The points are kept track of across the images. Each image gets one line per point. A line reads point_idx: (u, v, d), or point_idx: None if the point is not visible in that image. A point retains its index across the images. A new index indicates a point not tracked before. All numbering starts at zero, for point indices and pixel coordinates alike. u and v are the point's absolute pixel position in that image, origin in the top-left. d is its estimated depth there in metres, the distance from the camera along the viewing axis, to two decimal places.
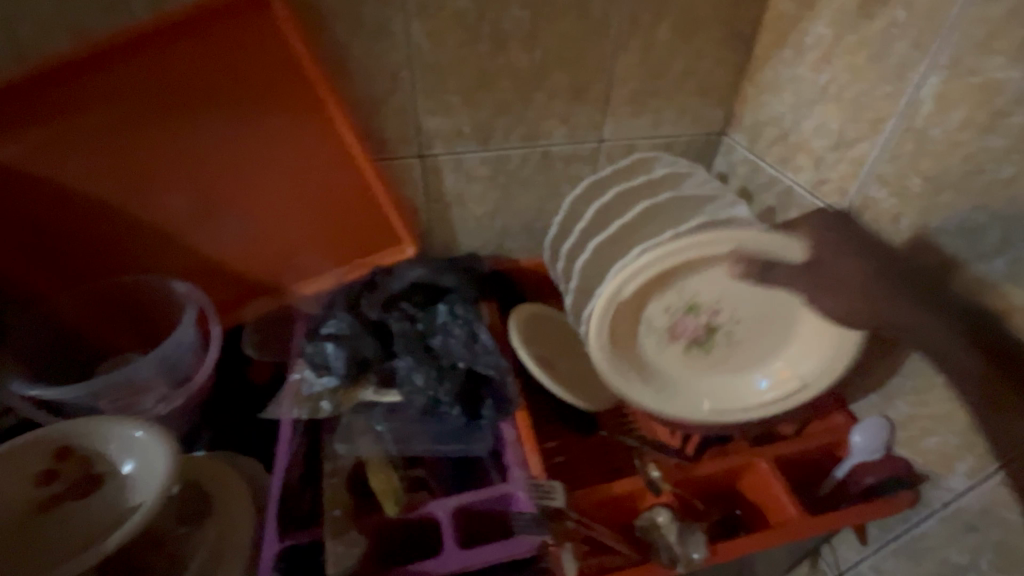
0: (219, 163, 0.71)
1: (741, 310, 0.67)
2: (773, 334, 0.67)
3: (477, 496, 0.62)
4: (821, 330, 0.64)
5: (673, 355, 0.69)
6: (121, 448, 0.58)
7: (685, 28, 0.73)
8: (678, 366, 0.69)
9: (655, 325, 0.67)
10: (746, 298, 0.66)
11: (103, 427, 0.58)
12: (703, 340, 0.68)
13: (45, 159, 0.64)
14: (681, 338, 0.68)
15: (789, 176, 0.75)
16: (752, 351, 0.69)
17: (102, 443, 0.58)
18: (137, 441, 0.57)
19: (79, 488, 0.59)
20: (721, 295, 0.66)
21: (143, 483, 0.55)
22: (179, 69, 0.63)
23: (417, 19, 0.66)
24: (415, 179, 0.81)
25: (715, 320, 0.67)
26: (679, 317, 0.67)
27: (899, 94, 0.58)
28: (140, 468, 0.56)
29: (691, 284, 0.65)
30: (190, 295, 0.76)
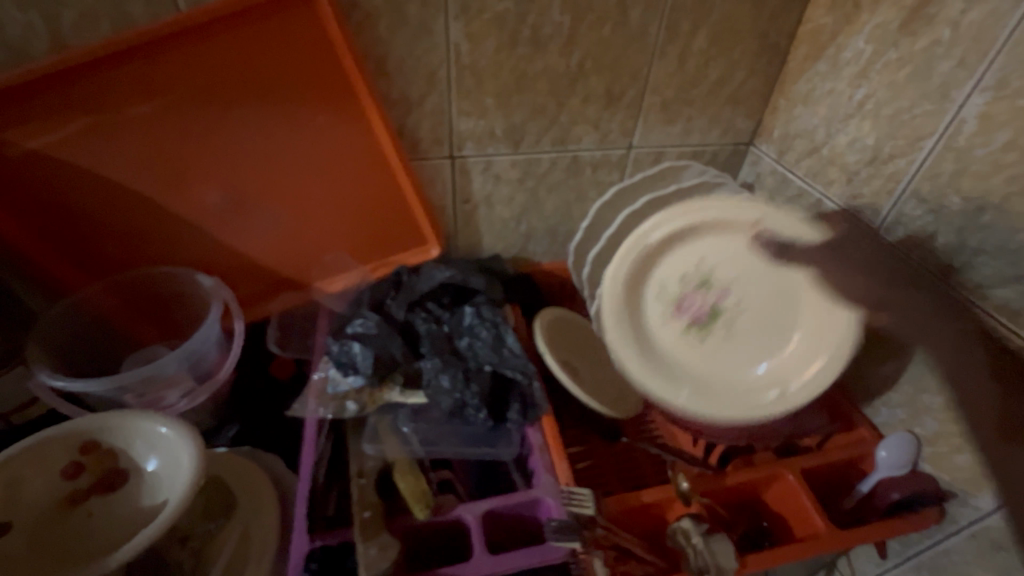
0: (254, 156, 0.71)
1: (747, 300, 0.69)
2: (774, 330, 0.67)
3: (505, 501, 0.62)
4: (815, 329, 0.64)
5: (671, 332, 0.70)
6: (146, 444, 0.56)
7: (722, 39, 0.73)
8: (676, 344, 0.70)
9: (666, 291, 0.70)
10: (755, 286, 0.68)
11: (127, 422, 0.56)
12: (704, 322, 0.69)
13: (83, 147, 0.64)
14: (685, 314, 0.70)
15: (819, 190, 0.75)
16: (754, 345, 0.68)
17: (126, 438, 0.57)
18: (162, 437, 0.55)
19: (106, 484, 0.57)
20: (734, 280, 0.69)
21: (170, 480, 0.54)
22: (221, 61, 0.62)
23: (458, 20, 0.65)
24: (445, 180, 0.81)
25: (721, 304, 0.69)
26: (689, 290, 0.70)
27: (940, 112, 0.58)
28: (167, 463, 0.55)
29: (708, 256, 0.70)
30: (216, 290, 0.75)
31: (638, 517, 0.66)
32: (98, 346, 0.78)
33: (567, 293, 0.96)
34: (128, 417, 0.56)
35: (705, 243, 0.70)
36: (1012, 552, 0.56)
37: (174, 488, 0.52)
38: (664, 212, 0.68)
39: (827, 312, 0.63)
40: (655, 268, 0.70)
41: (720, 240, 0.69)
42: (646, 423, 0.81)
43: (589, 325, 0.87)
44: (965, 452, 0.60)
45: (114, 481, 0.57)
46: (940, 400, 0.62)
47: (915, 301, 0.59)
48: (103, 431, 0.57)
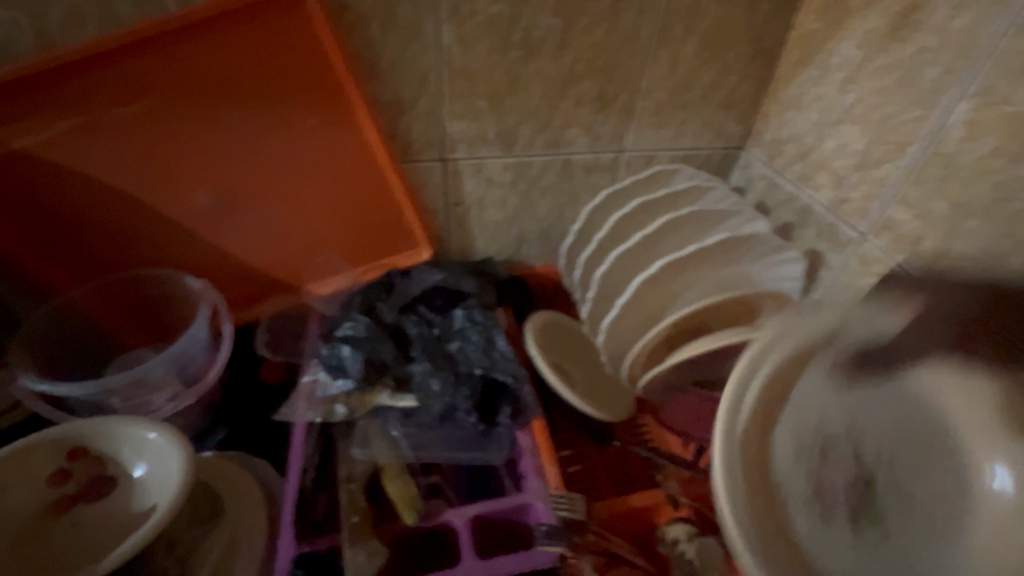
0: (243, 160, 0.70)
1: (880, 444, 0.56)
2: (922, 442, 0.54)
3: (494, 505, 0.62)
4: (972, 410, 0.52)
5: (839, 544, 0.53)
6: (134, 450, 0.55)
7: (713, 43, 0.74)
8: (849, 557, 0.52)
9: (797, 493, 0.54)
10: (888, 413, 0.56)
11: (114, 428, 0.55)
12: (863, 513, 0.54)
13: (69, 149, 0.63)
14: (836, 513, 0.54)
15: (809, 195, 0.75)
16: (912, 465, 0.54)
17: (114, 445, 0.56)
18: (150, 444, 0.55)
19: (94, 490, 0.57)
20: (849, 427, 0.57)
21: (159, 488, 0.53)
22: (210, 62, 0.62)
23: (449, 23, 0.65)
24: (436, 183, 0.81)
25: (863, 471, 0.56)
26: (815, 473, 0.56)
27: (927, 118, 0.59)
28: (156, 471, 0.54)
29: (806, 411, 0.57)
30: (205, 293, 0.74)
31: (629, 521, 0.66)
32: (85, 348, 0.77)
33: (558, 296, 0.96)
34: (115, 424, 0.55)
35: (794, 406, 0.56)
36: None
37: (163, 496, 0.52)
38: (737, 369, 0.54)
39: (967, 396, 0.53)
40: (767, 463, 0.54)
41: (806, 372, 0.56)
42: (637, 426, 0.80)
43: (580, 330, 0.86)
44: None
45: (104, 487, 0.56)
46: None
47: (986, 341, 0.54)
48: (89, 438, 0.56)
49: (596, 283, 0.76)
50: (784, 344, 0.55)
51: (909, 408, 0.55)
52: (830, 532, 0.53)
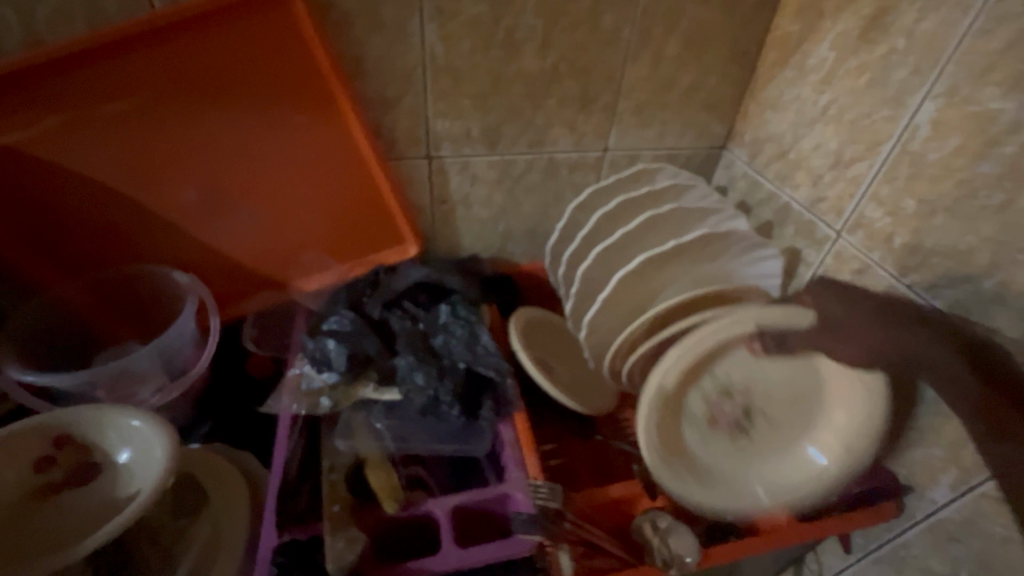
0: (231, 158, 0.72)
1: (771, 388, 0.68)
2: (808, 406, 0.67)
3: (475, 495, 0.63)
4: (846, 382, 0.64)
5: (718, 446, 0.69)
6: (119, 438, 0.57)
7: (693, 44, 0.75)
8: (726, 458, 0.69)
9: (695, 415, 0.68)
10: (786, 376, 0.68)
11: (102, 415, 0.57)
12: (743, 425, 0.69)
13: (58, 145, 0.64)
14: (722, 425, 0.69)
15: (787, 193, 0.77)
16: (793, 421, 0.68)
17: (100, 432, 0.57)
18: (136, 430, 0.56)
19: (79, 475, 0.57)
20: (750, 379, 0.68)
21: (140, 474, 0.54)
22: (198, 61, 0.63)
23: (433, 22, 0.66)
24: (422, 181, 0.82)
25: (749, 403, 0.68)
26: (716, 403, 0.68)
27: (897, 118, 0.60)
28: (139, 457, 0.55)
29: (721, 368, 0.67)
30: (192, 287, 0.75)
31: (607, 512, 0.67)
32: (71, 343, 0.77)
33: (545, 293, 0.98)
34: (102, 410, 0.56)
35: (712, 370, 0.67)
36: (966, 542, 0.58)
37: (145, 481, 0.52)
38: (659, 361, 0.62)
39: (859, 387, 0.63)
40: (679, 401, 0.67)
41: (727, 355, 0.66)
42: (619, 421, 0.81)
43: (564, 324, 0.88)
44: (922, 446, 0.62)
45: (86, 474, 0.57)
46: (900, 398, 0.64)
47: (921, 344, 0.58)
48: (74, 425, 0.57)
49: (577, 281, 0.77)
50: (715, 335, 0.61)
51: (804, 382, 0.68)
52: (715, 442, 0.69)
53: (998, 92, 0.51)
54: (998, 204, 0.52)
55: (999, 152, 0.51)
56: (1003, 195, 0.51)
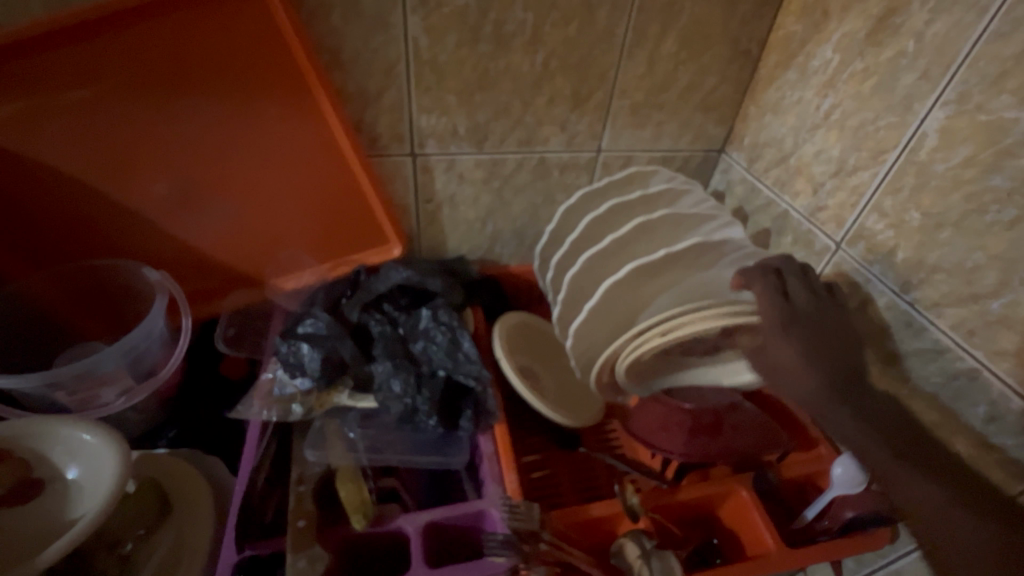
0: (204, 149, 0.68)
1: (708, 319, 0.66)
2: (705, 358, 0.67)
3: (448, 512, 0.60)
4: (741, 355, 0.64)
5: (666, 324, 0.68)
6: (67, 453, 0.54)
7: (692, 43, 0.72)
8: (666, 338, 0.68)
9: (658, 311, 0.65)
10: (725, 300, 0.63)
11: (50, 429, 0.54)
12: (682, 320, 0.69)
13: (18, 133, 0.61)
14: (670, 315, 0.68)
15: (786, 201, 0.73)
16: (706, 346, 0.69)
17: (47, 446, 0.54)
18: (87, 445, 0.54)
19: (16, 496, 0.53)
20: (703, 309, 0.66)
21: (88, 493, 0.52)
22: (165, 47, 0.60)
23: (416, 13, 0.63)
24: (406, 179, 0.79)
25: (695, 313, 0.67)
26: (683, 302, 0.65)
27: (903, 125, 0.57)
28: (87, 474, 0.53)
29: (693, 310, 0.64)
30: (162, 283, 0.71)
31: (588, 532, 0.64)
32: (39, 342, 0.75)
33: (534, 296, 0.95)
34: (53, 423, 0.54)
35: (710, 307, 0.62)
36: None
37: (93, 500, 0.50)
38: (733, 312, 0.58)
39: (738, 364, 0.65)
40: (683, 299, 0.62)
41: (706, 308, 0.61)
42: (606, 432, 0.79)
43: (550, 329, 0.85)
44: None
45: (24, 493, 0.53)
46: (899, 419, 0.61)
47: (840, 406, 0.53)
48: (23, 438, 0.54)
49: (565, 287, 0.73)
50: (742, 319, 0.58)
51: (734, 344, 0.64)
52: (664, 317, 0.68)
53: (1013, 100, 0.47)
54: (1008, 220, 0.49)
55: (1012, 165, 0.48)
56: (1014, 211, 0.48)
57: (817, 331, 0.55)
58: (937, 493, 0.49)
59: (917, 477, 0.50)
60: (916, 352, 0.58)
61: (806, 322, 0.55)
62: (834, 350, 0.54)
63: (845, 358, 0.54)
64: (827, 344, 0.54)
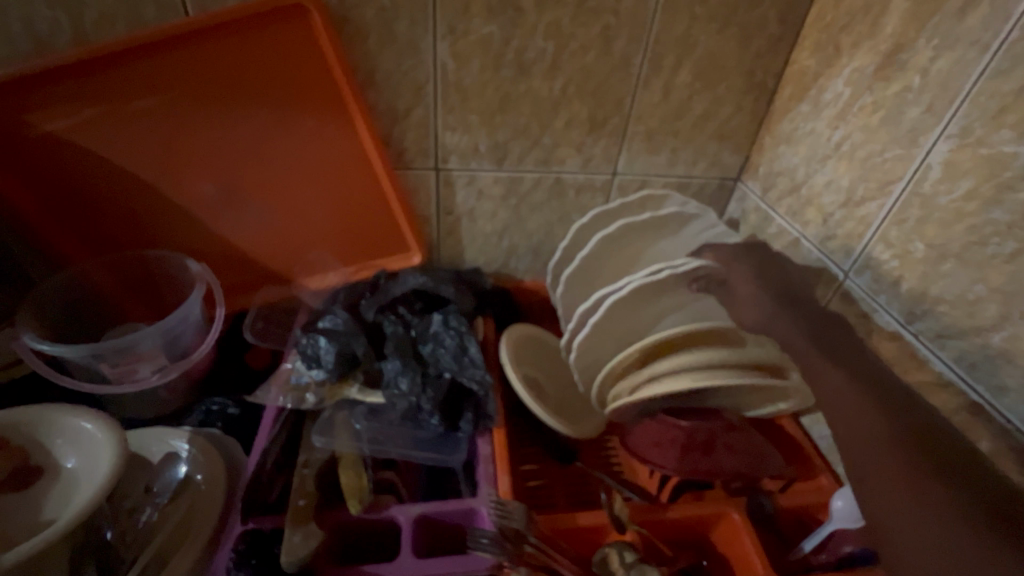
0: (247, 156, 0.76)
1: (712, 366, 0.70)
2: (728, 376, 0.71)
3: (440, 507, 0.63)
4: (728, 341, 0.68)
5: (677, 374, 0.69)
6: (69, 444, 0.57)
7: (707, 74, 0.75)
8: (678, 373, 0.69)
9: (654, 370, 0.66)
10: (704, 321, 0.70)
11: (53, 419, 0.57)
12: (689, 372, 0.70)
13: (93, 134, 0.70)
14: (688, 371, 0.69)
15: (797, 229, 0.74)
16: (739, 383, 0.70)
17: (53, 436, 0.57)
18: (87, 435, 0.56)
19: (20, 481, 0.57)
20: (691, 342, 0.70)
21: (83, 482, 0.53)
22: (221, 64, 0.68)
23: (445, 40, 0.69)
24: (429, 191, 0.84)
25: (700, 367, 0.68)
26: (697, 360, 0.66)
27: (909, 157, 0.58)
28: (84, 462, 0.55)
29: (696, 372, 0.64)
30: (201, 275, 0.78)
31: (572, 539, 0.65)
32: (90, 319, 0.82)
33: (546, 311, 0.97)
34: (54, 413, 0.57)
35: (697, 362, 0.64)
36: None
37: (85, 489, 0.51)
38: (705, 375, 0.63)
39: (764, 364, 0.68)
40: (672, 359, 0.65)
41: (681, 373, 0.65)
42: (604, 448, 0.80)
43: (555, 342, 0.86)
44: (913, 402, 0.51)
45: (25, 478, 0.57)
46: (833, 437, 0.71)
47: (768, 302, 0.62)
48: (36, 425, 0.58)
49: (575, 317, 0.74)
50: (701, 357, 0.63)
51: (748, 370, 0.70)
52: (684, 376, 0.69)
53: (1013, 135, 0.48)
54: (1010, 253, 0.49)
55: (1012, 199, 0.48)
56: (1014, 245, 0.48)
57: (793, 311, 0.61)
58: (907, 502, 0.46)
59: (865, 409, 0.50)
60: (919, 384, 0.58)
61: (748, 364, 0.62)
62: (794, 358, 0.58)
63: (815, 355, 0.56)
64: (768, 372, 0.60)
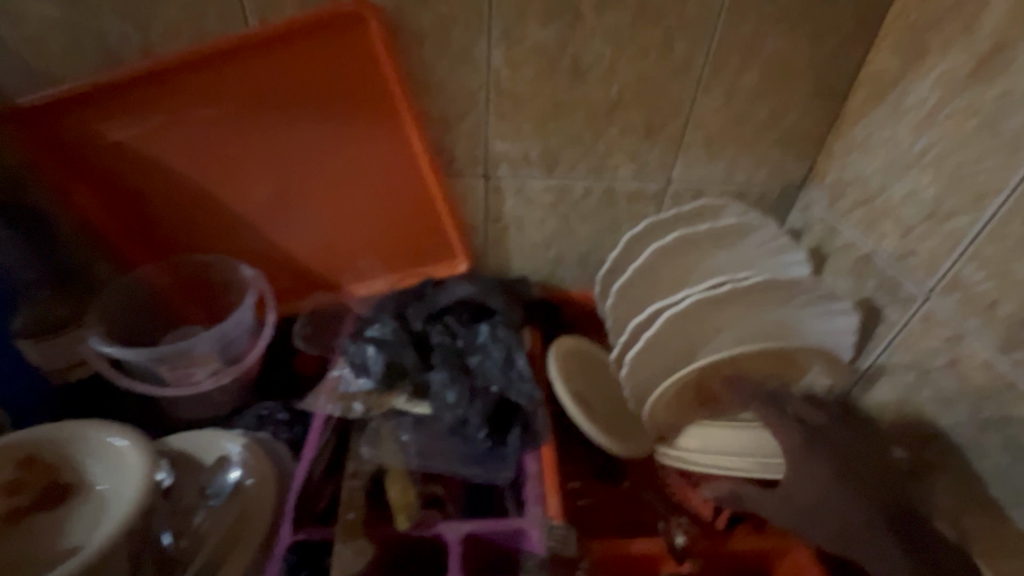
0: (300, 164, 0.76)
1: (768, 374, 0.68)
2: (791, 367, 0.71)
3: (489, 526, 0.62)
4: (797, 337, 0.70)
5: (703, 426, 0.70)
6: (99, 461, 0.58)
7: (773, 77, 0.70)
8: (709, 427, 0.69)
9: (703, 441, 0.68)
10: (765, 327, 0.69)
11: (82, 436, 0.58)
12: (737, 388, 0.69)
13: (157, 143, 0.72)
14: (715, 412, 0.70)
15: (870, 243, 0.69)
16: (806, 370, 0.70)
17: (83, 453, 0.58)
18: (115, 451, 0.57)
19: (50, 499, 0.58)
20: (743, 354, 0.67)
21: (115, 501, 0.54)
22: (279, 73, 0.68)
23: (499, 46, 0.68)
24: (477, 199, 0.83)
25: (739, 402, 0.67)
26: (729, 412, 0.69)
27: (1010, 168, 0.52)
28: (114, 481, 0.56)
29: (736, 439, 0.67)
30: (253, 282, 0.81)
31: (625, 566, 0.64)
32: (149, 321, 0.85)
33: (592, 323, 0.94)
34: (83, 430, 0.58)
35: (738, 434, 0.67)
36: None
37: (117, 508, 0.52)
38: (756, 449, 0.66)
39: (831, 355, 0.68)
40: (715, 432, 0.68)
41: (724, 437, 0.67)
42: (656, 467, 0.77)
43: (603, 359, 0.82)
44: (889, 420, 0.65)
45: (56, 496, 0.58)
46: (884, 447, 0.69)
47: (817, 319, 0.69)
48: (66, 442, 0.58)
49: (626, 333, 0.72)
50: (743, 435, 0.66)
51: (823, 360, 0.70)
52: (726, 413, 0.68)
53: None
54: None
55: None
56: None
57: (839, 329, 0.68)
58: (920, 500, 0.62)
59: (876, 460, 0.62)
60: None
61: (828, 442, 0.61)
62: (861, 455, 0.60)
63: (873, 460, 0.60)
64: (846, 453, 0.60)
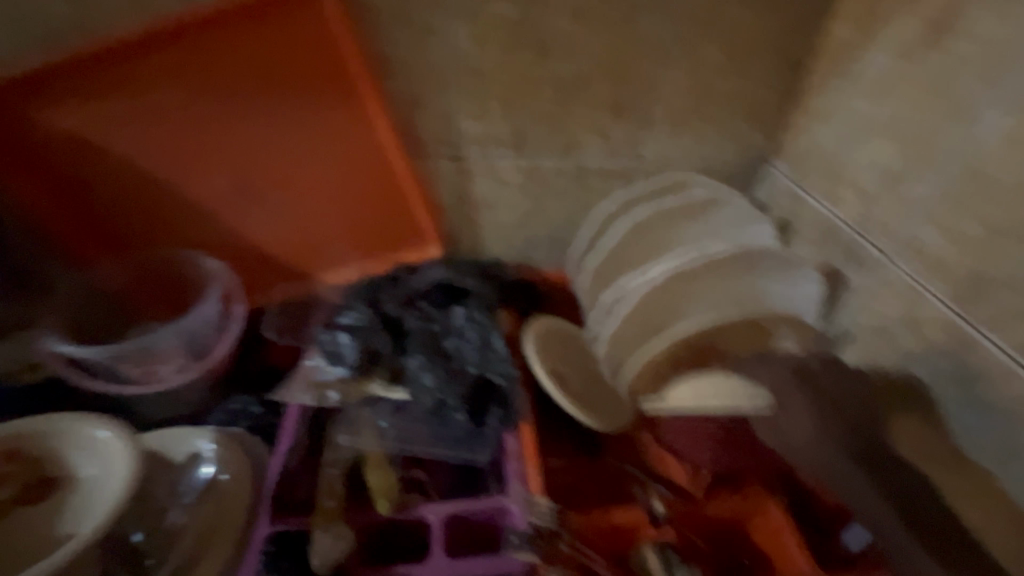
0: (262, 149, 0.74)
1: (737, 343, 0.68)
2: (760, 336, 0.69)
3: (469, 506, 0.62)
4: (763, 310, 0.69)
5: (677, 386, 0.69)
6: (85, 454, 0.56)
7: (736, 49, 0.71)
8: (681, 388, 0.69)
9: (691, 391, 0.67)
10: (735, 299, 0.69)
11: (68, 428, 0.56)
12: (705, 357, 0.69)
13: (109, 130, 0.68)
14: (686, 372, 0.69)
15: (832, 210, 0.70)
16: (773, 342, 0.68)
17: (68, 444, 0.57)
18: (101, 447, 0.55)
19: (34, 491, 0.57)
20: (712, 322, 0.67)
21: (99, 494, 0.53)
22: (236, 54, 0.66)
23: (462, 22, 0.66)
24: (446, 181, 0.81)
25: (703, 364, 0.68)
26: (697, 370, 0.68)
27: (961, 131, 0.54)
28: (97, 472, 0.55)
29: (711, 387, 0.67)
30: (218, 272, 0.78)
31: (606, 537, 0.64)
32: (109, 319, 0.81)
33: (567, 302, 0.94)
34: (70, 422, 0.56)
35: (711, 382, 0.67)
36: None
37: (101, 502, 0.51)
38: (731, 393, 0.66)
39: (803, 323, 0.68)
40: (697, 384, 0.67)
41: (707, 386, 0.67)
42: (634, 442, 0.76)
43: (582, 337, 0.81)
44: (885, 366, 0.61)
45: (40, 489, 0.57)
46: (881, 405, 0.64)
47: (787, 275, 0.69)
48: (49, 435, 0.57)
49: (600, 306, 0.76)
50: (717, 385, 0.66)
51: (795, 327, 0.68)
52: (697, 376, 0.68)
53: None
54: None
55: None
56: None
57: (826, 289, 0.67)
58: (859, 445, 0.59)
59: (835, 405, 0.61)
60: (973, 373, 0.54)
61: (818, 384, 0.61)
62: (849, 401, 0.60)
63: (861, 405, 0.60)
64: (836, 397, 0.60)
